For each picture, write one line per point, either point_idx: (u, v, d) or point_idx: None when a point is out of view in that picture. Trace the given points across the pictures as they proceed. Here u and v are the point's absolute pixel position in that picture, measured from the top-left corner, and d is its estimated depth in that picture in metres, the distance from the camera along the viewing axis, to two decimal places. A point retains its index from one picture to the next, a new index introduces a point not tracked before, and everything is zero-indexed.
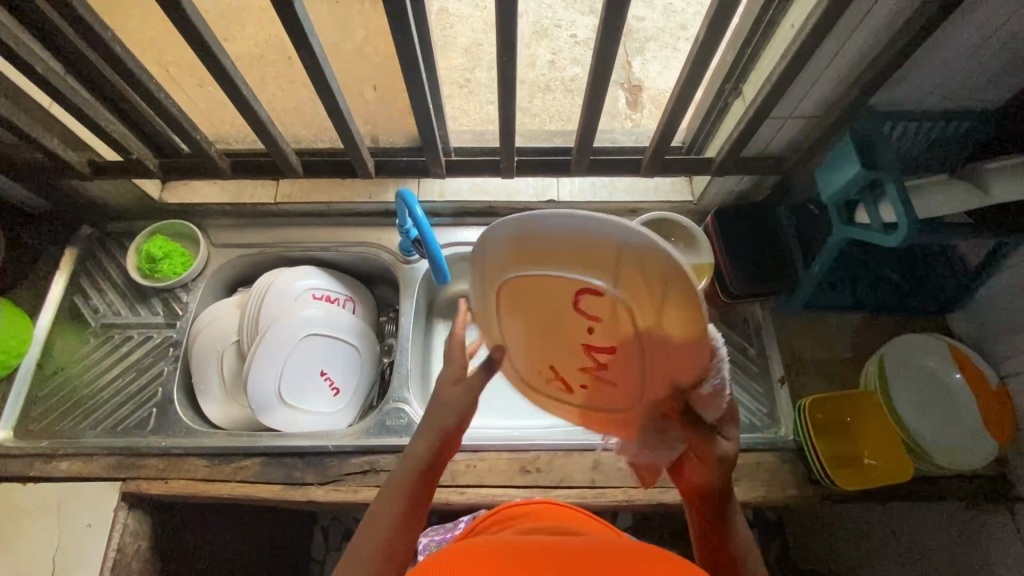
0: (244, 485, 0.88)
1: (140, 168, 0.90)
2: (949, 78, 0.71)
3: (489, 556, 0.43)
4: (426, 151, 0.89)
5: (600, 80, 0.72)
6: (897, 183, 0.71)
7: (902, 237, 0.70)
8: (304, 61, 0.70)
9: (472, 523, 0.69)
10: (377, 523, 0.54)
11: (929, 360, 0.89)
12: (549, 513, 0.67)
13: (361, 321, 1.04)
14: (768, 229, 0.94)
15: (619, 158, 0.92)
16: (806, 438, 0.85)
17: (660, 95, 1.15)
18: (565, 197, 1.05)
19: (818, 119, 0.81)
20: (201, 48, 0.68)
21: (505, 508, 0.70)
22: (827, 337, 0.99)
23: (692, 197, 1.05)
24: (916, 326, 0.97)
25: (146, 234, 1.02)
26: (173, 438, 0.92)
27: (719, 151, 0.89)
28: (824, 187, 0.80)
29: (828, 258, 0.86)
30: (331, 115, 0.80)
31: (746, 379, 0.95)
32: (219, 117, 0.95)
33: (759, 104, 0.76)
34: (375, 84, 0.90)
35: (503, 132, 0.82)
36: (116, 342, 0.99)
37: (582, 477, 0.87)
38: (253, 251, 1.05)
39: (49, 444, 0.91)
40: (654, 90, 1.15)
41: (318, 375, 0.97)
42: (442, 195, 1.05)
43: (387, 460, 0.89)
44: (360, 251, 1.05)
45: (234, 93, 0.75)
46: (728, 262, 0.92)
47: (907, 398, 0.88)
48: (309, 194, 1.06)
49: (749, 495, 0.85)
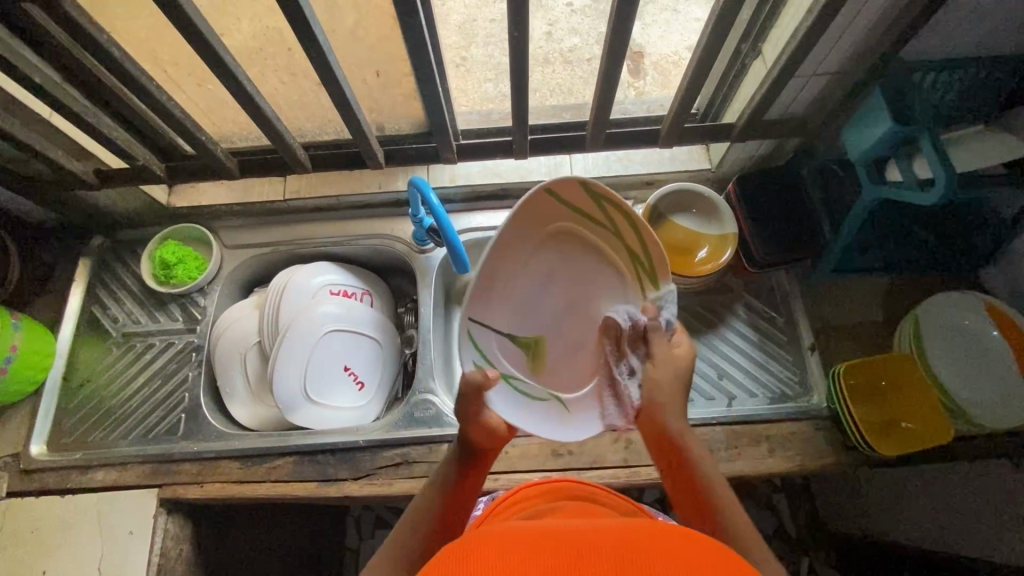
0: (277, 485, 0.88)
1: (146, 173, 0.88)
2: (983, 24, 0.68)
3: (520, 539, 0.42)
4: (435, 138, 0.86)
5: (616, 50, 0.68)
6: (932, 136, 0.67)
7: (940, 191, 0.67)
8: (309, 52, 0.68)
9: (492, 504, 0.69)
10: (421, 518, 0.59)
11: (965, 318, 0.85)
12: (573, 491, 0.70)
13: (380, 314, 1.03)
14: (790, 194, 0.91)
15: (635, 130, 0.89)
16: (839, 402, 0.83)
17: (665, 60, 1.00)
18: (578, 173, 1.02)
19: (844, 76, 0.78)
20: (201, 44, 0.66)
21: (528, 488, 0.71)
22: (855, 301, 0.96)
23: (710, 164, 1.02)
24: (947, 284, 0.95)
25: (158, 241, 1.01)
26: (204, 442, 0.92)
27: (740, 115, 0.85)
28: (853, 145, 0.77)
29: (858, 220, 0.82)
30: (337, 106, 0.78)
31: (775, 349, 0.94)
32: (221, 117, 0.92)
33: (784, 65, 0.72)
34: (378, 70, 0.86)
35: (513, 111, 0.79)
36: (138, 350, 0.99)
37: (616, 458, 0.86)
38: (266, 250, 1.04)
39: (83, 456, 0.91)
40: (657, 55, 1.01)
41: (342, 371, 0.97)
42: (453, 180, 1.04)
43: (418, 452, 0.88)
44: (375, 244, 1.04)
45: (238, 89, 0.73)
46: (752, 230, 0.90)
47: (942, 357, 0.85)
48: (316, 189, 1.05)
49: (785, 465, 0.84)
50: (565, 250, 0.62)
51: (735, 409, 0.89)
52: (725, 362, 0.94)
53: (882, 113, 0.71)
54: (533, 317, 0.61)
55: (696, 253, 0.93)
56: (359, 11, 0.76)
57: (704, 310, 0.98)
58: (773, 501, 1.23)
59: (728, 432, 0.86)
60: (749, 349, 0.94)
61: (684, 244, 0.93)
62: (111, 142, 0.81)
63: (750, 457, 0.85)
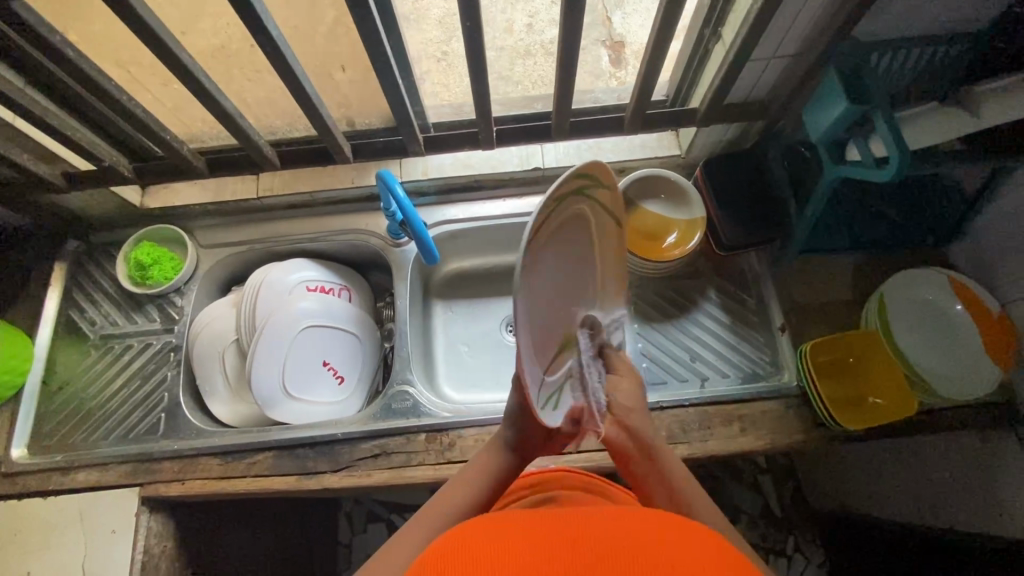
0: (258, 479, 0.89)
1: (114, 175, 0.88)
2: (933, 3, 0.68)
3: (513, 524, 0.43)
4: (401, 131, 0.86)
5: (572, 38, 0.69)
6: (886, 116, 0.68)
7: (894, 170, 0.68)
8: (263, 47, 0.67)
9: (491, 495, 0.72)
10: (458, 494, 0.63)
11: (930, 293, 0.88)
12: (560, 481, 0.70)
13: (359, 308, 1.04)
14: (757, 177, 0.93)
15: (601, 118, 0.90)
16: (808, 381, 0.85)
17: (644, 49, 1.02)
18: (550, 163, 1.03)
19: (802, 58, 0.78)
20: (154, 42, 0.66)
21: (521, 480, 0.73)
22: (827, 281, 0.97)
23: (680, 150, 1.03)
24: (915, 262, 0.97)
25: (133, 242, 1.02)
26: (184, 441, 0.93)
27: (703, 101, 0.86)
28: (812, 126, 0.78)
29: (821, 202, 0.83)
30: (299, 102, 0.78)
31: (746, 330, 0.95)
32: (189, 116, 0.92)
33: (740, 48, 0.73)
34: (343, 65, 0.87)
35: (475, 101, 0.79)
36: (117, 352, 1.00)
37: (591, 442, 0.87)
38: (242, 249, 1.04)
39: (64, 458, 0.92)
40: (638, 45, 1.04)
41: (321, 366, 0.97)
42: (426, 173, 1.04)
43: (396, 443, 0.89)
44: (350, 239, 1.04)
45: (197, 87, 0.73)
46: (719, 214, 0.91)
47: (909, 332, 0.87)
48: (290, 185, 1.04)
49: (757, 443, 0.86)
50: (559, 242, 0.54)
51: (707, 389, 0.90)
52: (697, 345, 0.95)
53: (838, 94, 0.71)
54: (563, 326, 0.57)
55: (667, 238, 0.94)
56: (337, 8, 0.79)
57: (677, 294, 0.99)
58: (758, 482, 1.25)
59: (701, 413, 0.88)
60: (720, 331, 0.96)
61: (655, 230, 0.95)
62: (75, 144, 0.81)
63: (723, 436, 0.86)
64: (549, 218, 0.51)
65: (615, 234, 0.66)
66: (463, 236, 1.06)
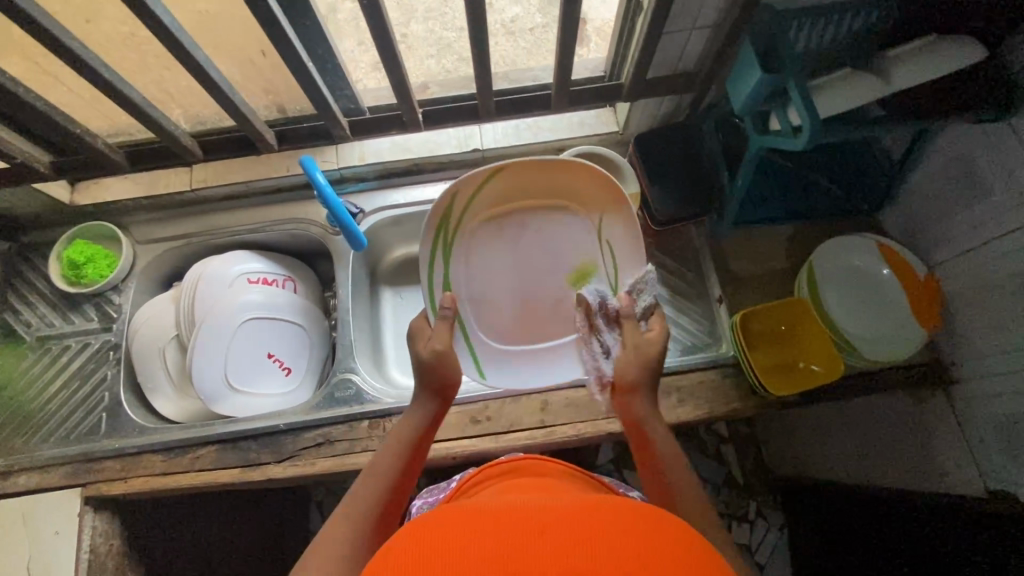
0: (201, 473, 0.89)
1: (30, 172, 0.86)
2: None
3: (476, 514, 0.42)
4: (322, 116, 0.85)
5: (480, 14, 0.68)
6: (798, 85, 0.68)
7: (806, 140, 0.68)
8: (156, 33, 0.65)
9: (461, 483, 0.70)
10: (379, 474, 0.62)
11: (858, 259, 0.92)
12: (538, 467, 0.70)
13: (304, 299, 1.03)
14: (688, 150, 0.93)
15: (529, 96, 0.89)
16: (741, 351, 0.86)
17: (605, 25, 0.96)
18: (489, 144, 1.03)
19: (721, 28, 0.78)
20: (39, 33, 0.63)
21: (493, 466, 0.72)
22: (761, 251, 0.99)
23: (617, 127, 1.03)
24: (851, 228, 0.98)
25: (65, 241, 0.99)
26: (125, 439, 0.92)
27: (627, 75, 0.86)
28: (735, 97, 0.77)
29: (749, 173, 0.83)
30: (209, 90, 0.76)
31: (685, 303, 0.96)
32: (107, 108, 0.90)
33: (652, 20, 0.73)
34: (263, 50, 0.85)
35: (393, 83, 0.78)
36: (55, 353, 0.98)
37: (531, 420, 0.88)
38: (179, 243, 1.03)
39: (4, 461, 0.91)
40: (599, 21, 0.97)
41: (266, 358, 0.97)
42: (363, 159, 1.03)
43: (340, 430, 0.89)
44: (289, 229, 1.03)
45: (96, 79, 0.71)
46: (652, 188, 0.91)
47: (838, 297, 0.91)
48: (223, 176, 1.03)
49: (694, 414, 0.87)
50: (485, 258, 0.80)
51: None
52: None
53: (752, 64, 0.71)
54: (548, 294, 0.80)
55: None
56: None
57: None
58: (720, 453, 1.26)
59: None
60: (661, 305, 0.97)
61: None
62: None
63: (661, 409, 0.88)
64: (457, 263, 0.78)
65: (534, 175, 0.75)
66: (407, 221, 1.05)
